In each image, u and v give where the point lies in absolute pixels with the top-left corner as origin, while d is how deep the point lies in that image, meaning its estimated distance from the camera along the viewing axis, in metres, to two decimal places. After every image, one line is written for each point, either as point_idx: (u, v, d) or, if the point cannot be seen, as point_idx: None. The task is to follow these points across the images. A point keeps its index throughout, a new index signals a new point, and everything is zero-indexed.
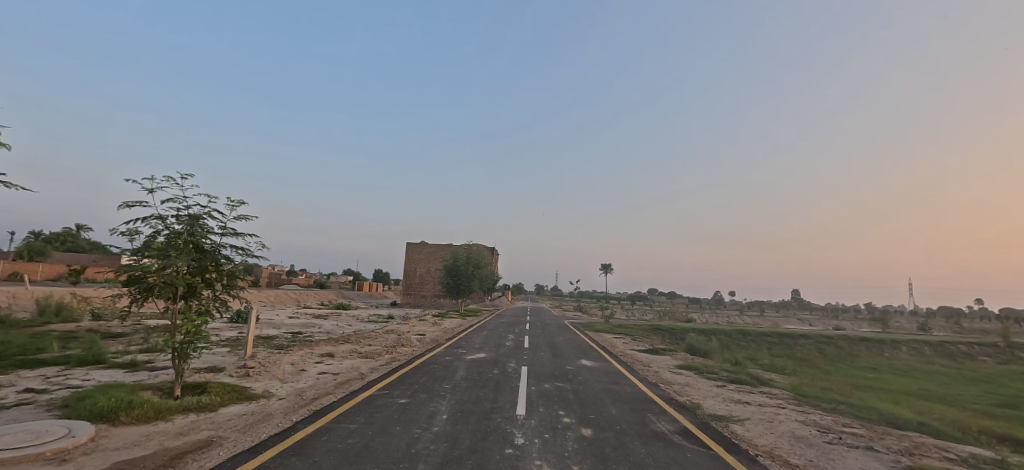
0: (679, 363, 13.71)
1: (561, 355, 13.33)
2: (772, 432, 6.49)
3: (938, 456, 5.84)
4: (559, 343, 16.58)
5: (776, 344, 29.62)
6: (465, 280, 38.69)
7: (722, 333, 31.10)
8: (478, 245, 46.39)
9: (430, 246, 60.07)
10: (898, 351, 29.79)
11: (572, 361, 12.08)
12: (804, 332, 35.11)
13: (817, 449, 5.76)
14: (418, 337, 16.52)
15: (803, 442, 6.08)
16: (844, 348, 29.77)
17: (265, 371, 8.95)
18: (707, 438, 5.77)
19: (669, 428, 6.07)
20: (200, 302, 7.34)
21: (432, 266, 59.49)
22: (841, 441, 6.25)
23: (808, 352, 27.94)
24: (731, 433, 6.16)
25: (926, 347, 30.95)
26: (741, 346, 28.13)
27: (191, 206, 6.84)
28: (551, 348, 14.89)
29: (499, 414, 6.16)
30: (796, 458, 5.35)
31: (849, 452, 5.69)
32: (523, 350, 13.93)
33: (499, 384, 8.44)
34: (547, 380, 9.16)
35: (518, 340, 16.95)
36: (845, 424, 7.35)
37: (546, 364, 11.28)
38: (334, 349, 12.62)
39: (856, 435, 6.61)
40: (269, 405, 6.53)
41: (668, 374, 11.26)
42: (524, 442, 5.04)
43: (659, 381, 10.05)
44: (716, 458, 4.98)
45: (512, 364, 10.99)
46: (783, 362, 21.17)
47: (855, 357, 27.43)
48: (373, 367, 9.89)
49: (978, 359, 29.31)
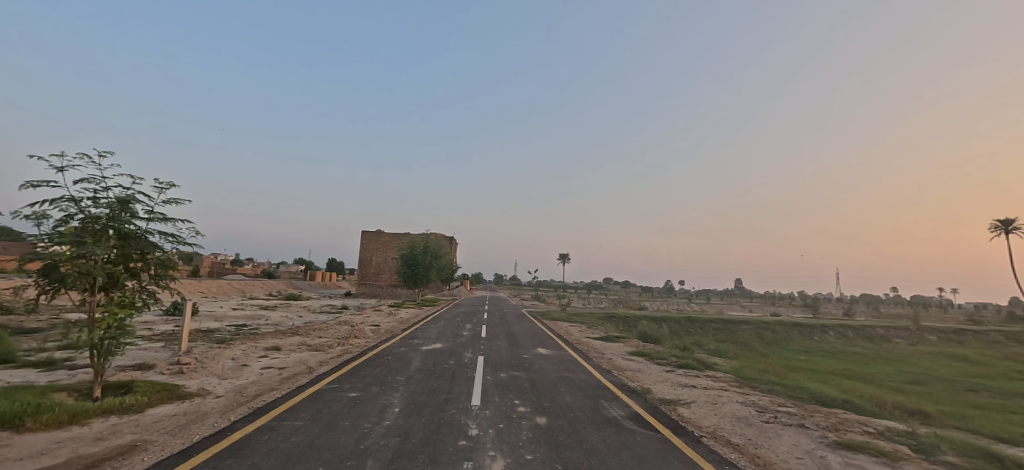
0: (632, 350, 14.18)
1: (518, 344, 13.39)
2: (716, 413, 6.84)
3: (859, 430, 6.37)
4: (516, 332, 16.79)
5: (720, 330, 31.44)
6: (422, 269, 37.95)
7: (671, 320, 32.69)
8: (436, 233, 45.74)
9: (386, 234, 58.58)
10: (826, 335, 32.57)
11: (529, 350, 12.14)
12: (745, 319, 37.50)
13: (756, 429, 6.10)
14: (373, 328, 16.08)
15: (743, 422, 6.43)
16: (780, 332, 32.18)
17: (201, 368, 8.34)
18: (656, 422, 5.98)
19: (620, 414, 6.24)
20: (123, 294, 6.70)
21: (388, 255, 58.02)
22: (776, 419, 6.67)
23: (748, 337, 29.95)
24: (678, 416, 6.42)
25: (849, 331, 33.97)
26: (689, 332, 29.60)
27: (110, 187, 6.19)
28: (508, 337, 14.96)
29: (453, 406, 6.06)
30: (737, 437, 5.64)
31: (782, 430, 6.08)
32: (480, 340, 13.87)
33: (455, 374, 8.34)
34: (503, 369, 9.18)
35: (475, 329, 16.95)
36: (780, 404, 7.87)
37: (503, 353, 11.26)
38: (281, 343, 11.99)
39: (790, 414, 7.09)
40: (204, 404, 6.08)
41: (621, 361, 11.60)
42: (478, 434, 4.98)
43: (612, 368, 10.33)
44: (664, 441, 5.17)
45: (468, 353, 10.94)
46: (725, 347, 22.50)
47: (788, 341, 29.63)
48: (323, 360, 9.44)
49: (892, 341, 32.62)
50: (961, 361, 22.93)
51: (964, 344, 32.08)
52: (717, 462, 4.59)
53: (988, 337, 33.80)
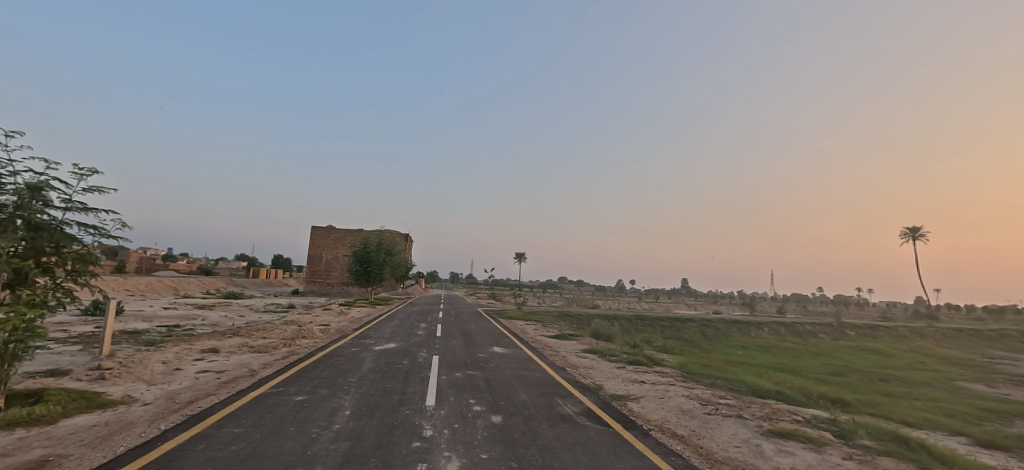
0: (585, 347, 14.52)
1: (474, 342, 13.36)
2: (663, 407, 7.16)
3: (790, 419, 6.90)
4: (472, 330, 16.73)
5: (667, 327, 32.96)
6: (375, 267, 36.87)
7: (623, 318, 33.87)
8: (390, 230, 44.62)
9: (338, 230, 56.33)
10: (762, 331, 35.02)
11: (484, 349, 12.12)
12: (691, 316, 39.54)
13: (699, 421, 6.44)
14: (323, 327, 15.43)
15: (688, 414, 6.77)
16: (721, 329, 34.22)
17: (126, 373, 7.63)
18: (608, 417, 6.16)
19: (574, 410, 6.38)
20: (33, 293, 6.00)
21: (340, 252, 55.83)
22: (717, 411, 7.09)
23: (693, 334, 31.61)
24: (629, 411, 6.66)
25: (782, 327, 36.73)
26: (639, 330, 30.78)
27: (18, 172, 5.52)
28: (464, 336, 14.88)
29: (407, 407, 5.94)
30: (682, 429, 5.93)
31: (723, 421, 6.47)
32: (436, 339, 13.69)
33: (409, 374, 8.18)
34: (458, 368, 9.11)
35: (430, 328, 16.73)
36: (721, 396, 8.37)
37: (458, 353, 11.17)
38: (220, 344, 11.22)
39: (730, 405, 7.55)
40: (130, 412, 5.57)
41: (574, 358, 11.87)
42: (432, 434, 4.91)
43: (566, 365, 10.54)
44: (614, 435, 5.34)
45: (423, 353, 10.76)
46: (672, 343, 23.60)
47: (729, 337, 31.58)
48: (267, 362, 8.93)
49: (818, 336, 35.63)
50: (874, 354, 25.42)
51: (878, 338, 35.62)
52: (664, 453, 4.80)
53: (897, 332, 37.72)
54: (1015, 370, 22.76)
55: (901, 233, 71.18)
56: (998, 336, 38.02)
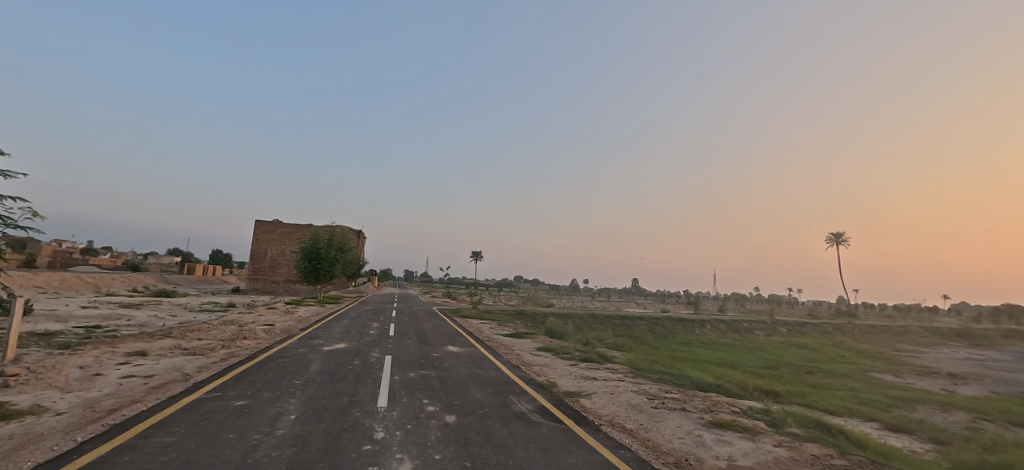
0: (539, 345, 14.71)
1: (428, 342, 13.16)
2: (613, 402, 7.40)
3: (728, 411, 7.35)
4: (427, 329, 16.47)
5: (618, 325, 34.11)
6: (325, 263, 35.38)
7: (576, 316, 34.66)
8: (342, 226, 42.99)
9: (285, 225, 53.49)
10: (704, 329, 37.08)
11: (439, 348, 11.95)
12: (640, 315, 41.16)
13: (646, 414, 6.71)
14: (266, 327, 14.60)
15: (636, 409, 7.04)
16: (668, 327, 35.88)
17: (35, 380, 6.83)
18: (560, 413, 6.28)
19: (528, 408, 6.45)
20: None
21: (286, 248, 53.05)
22: (663, 405, 7.42)
23: (641, 331, 32.92)
24: (581, 407, 6.83)
25: (722, 324, 39.09)
26: (591, 328, 31.63)
27: None
28: (418, 335, 14.63)
29: (357, 409, 5.75)
30: (631, 423, 6.16)
31: (668, 414, 6.79)
32: (388, 338, 13.35)
33: (360, 375, 7.92)
34: (412, 368, 8.94)
35: (383, 328, 16.28)
36: (667, 390, 8.77)
37: (412, 352, 10.95)
38: (148, 347, 10.31)
39: (675, 399, 7.93)
40: (39, 423, 4.99)
41: (528, 356, 11.99)
42: (384, 437, 4.78)
43: (521, 363, 10.62)
44: (567, 431, 5.45)
45: (374, 353, 10.45)
46: (622, 340, 24.43)
47: (674, 335, 33.18)
48: (203, 365, 8.32)
49: (754, 333, 38.25)
50: (802, 349, 27.65)
51: (805, 334, 38.79)
52: (614, 447, 4.96)
53: (821, 328, 41.23)
54: (918, 361, 25.59)
55: (826, 238, 77.94)
56: (904, 331, 42.58)
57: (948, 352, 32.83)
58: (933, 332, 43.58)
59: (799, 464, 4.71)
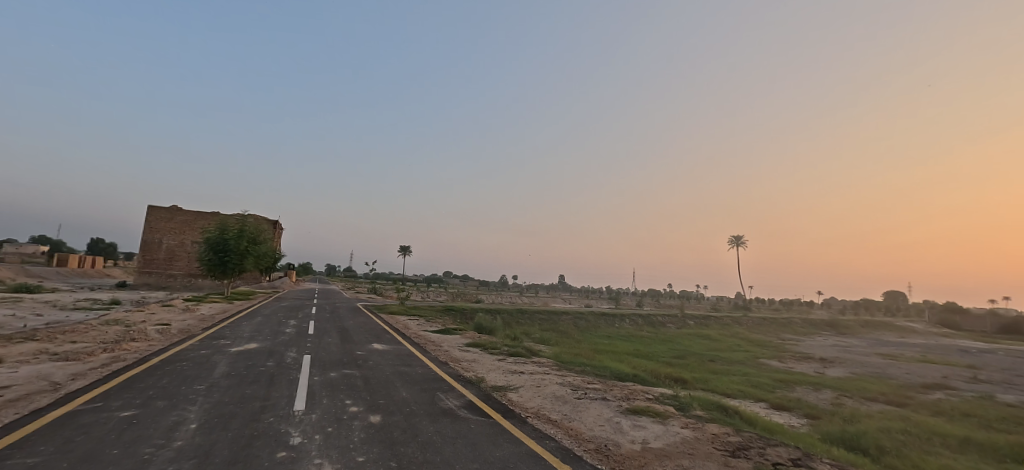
0: (468, 341, 14.69)
1: (351, 340, 12.55)
2: (539, 395, 7.63)
3: (643, 398, 7.94)
4: (350, 327, 15.68)
5: (545, 320, 35.16)
6: (233, 256, 32.13)
7: (505, 312, 35.10)
8: (255, 215, 39.33)
9: (185, 212, 47.70)
10: (624, 322, 39.55)
11: (363, 346, 11.45)
12: (566, 310, 42.79)
13: (570, 405, 7.02)
14: (160, 327, 12.92)
15: (560, 400, 7.33)
16: (591, 321, 37.72)
17: None
18: (488, 408, 6.36)
19: (456, 403, 6.44)
20: None
21: (187, 238, 47.38)
22: (586, 395, 7.81)
23: (567, 326, 34.27)
24: (508, 401, 6.97)
25: (640, 318, 41.98)
26: (519, 323, 32.26)
27: None
28: (340, 333, 13.90)
29: (271, 414, 5.34)
30: (556, 414, 6.41)
31: (589, 404, 7.17)
32: (307, 337, 12.52)
33: (274, 377, 7.34)
34: (333, 368, 8.49)
35: (301, 325, 15.22)
36: (589, 381, 9.25)
37: (333, 351, 10.37)
38: (1, 352, 8.63)
39: (596, 389, 8.39)
40: None
41: (457, 352, 11.93)
42: (301, 441, 4.50)
43: (449, 359, 10.55)
44: (494, 425, 5.53)
45: (291, 353, 9.74)
46: (549, 335, 25.26)
47: (596, 329, 35.01)
48: (78, 373, 7.16)
49: (666, 325, 41.59)
50: (706, 339, 30.57)
51: (708, 326, 43.02)
52: (539, 438, 5.14)
53: (722, 321, 45.94)
54: (797, 348, 29.55)
55: (728, 240, 86.88)
56: (787, 323, 48.87)
57: (820, 340, 38.30)
58: (809, 323, 50.56)
59: (702, 442, 5.23)
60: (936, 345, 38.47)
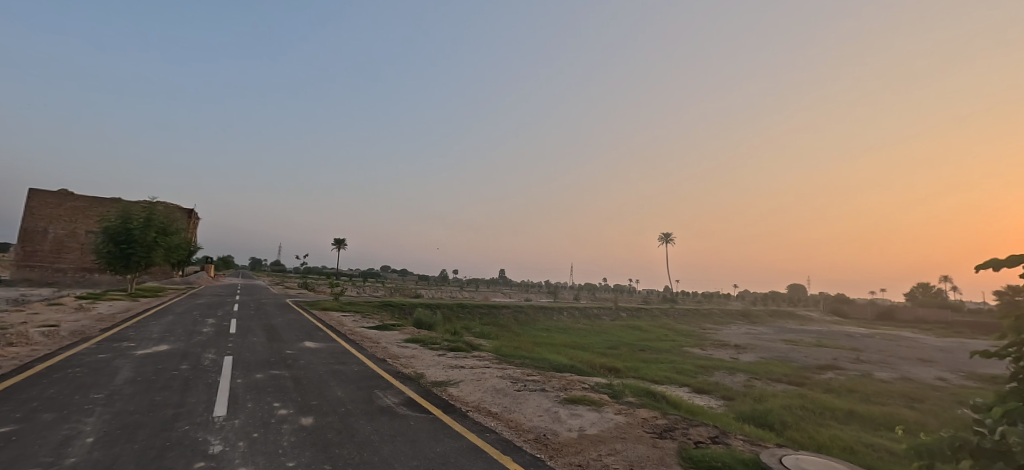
0: (407, 337, 14.35)
1: (280, 338, 11.76)
2: (480, 388, 7.66)
3: (580, 387, 8.26)
4: (278, 324, 14.67)
5: (486, 314, 35.30)
6: (138, 248, 28.65)
7: (445, 306, 34.72)
8: (166, 203, 35.39)
9: (76, 197, 41.81)
10: (561, 315, 40.81)
11: (293, 345, 10.77)
12: (506, 304, 43.23)
13: (510, 397, 7.13)
14: (44, 330, 11.21)
15: (500, 393, 7.42)
16: (530, 314, 38.49)
17: None
18: (428, 403, 6.28)
19: (395, 401, 6.28)
20: None
21: (79, 227, 41.62)
22: (525, 387, 7.96)
23: (507, 320, 34.66)
24: (448, 395, 6.93)
25: (577, 311, 43.54)
26: (459, 318, 32.09)
27: None
28: (267, 331, 12.96)
29: (186, 422, 4.87)
30: (496, 407, 6.48)
31: (529, 395, 7.32)
32: (229, 336, 11.54)
33: (189, 381, 6.69)
34: (260, 369, 7.92)
35: (221, 324, 13.97)
36: (528, 373, 9.43)
37: (259, 351, 9.65)
38: None
39: (535, 381, 8.58)
40: None
41: (395, 348, 11.62)
42: (222, 450, 4.16)
43: (387, 356, 10.24)
44: (435, 420, 5.48)
45: (210, 354, 8.92)
46: (489, 329, 25.39)
47: (535, 322, 35.74)
48: None
49: (601, 317, 43.52)
50: (637, 330, 32.41)
51: (639, 318, 45.65)
52: (480, 431, 5.17)
53: (651, 312, 48.98)
54: (715, 337, 32.25)
55: (659, 237, 92.51)
56: (707, 313, 53.20)
57: (734, 329, 42.19)
58: (726, 313, 55.34)
59: (633, 426, 5.56)
60: (827, 331, 43.88)
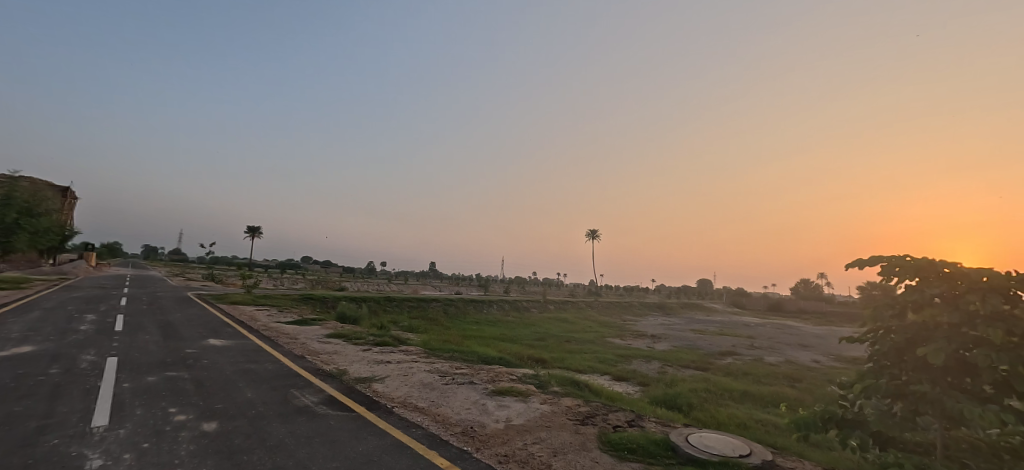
0: (329, 332, 13.58)
1: (179, 335, 10.53)
2: (406, 383, 7.47)
3: (508, 379, 8.40)
4: (176, 320, 13.12)
5: (414, 308, 34.58)
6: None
7: (371, 300, 33.44)
8: (30, 180, 29.90)
9: None
10: (491, 308, 41.23)
11: (195, 343, 9.70)
12: (436, 297, 42.71)
13: (437, 391, 7.06)
14: None
15: (428, 387, 7.31)
16: (460, 307, 38.38)
17: None
18: (350, 401, 6.00)
19: (313, 400, 5.91)
20: None
21: None
22: (453, 380, 7.92)
23: (436, 313, 34.24)
24: (373, 392, 6.67)
25: (506, 304, 44.26)
26: (387, 311, 31.12)
27: None
28: (164, 328, 11.54)
29: (56, 435, 4.19)
30: (423, 401, 6.37)
31: (457, 388, 7.29)
32: (115, 335, 10.11)
33: (61, 388, 5.76)
34: (154, 370, 7.03)
35: (103, 320, 12.18)
36: (457, 367, 9.38)
37: (153, 351, 8.56)
38: None
39: (464, 374, 8.56)
40: None
41: (315, 344, 10.91)
42: (103, 464, 3.64)
43: (306, 353, 9.62)
44: (357, 419, 5.25)
45: (88, 356, 7.74)
46: (418, 322, 24.91)
47: (465, 315, 35.77)
48: None
49: (529, 310, 44.67)
50: (563, 322, 33.70)
51: (565, 310, 47.59)
52: (406, 427, 5.04)
53: (577, 305, 51.23)
54: (633, 327, 34.59)
55: (586, 233, 96.71)
56: (627, 305, 56.85)
57: (651, 320, 45.56)
58: (643, 305, 59.53)
59: (557, 414, 5.77)
60: (728, 321, 48.98)
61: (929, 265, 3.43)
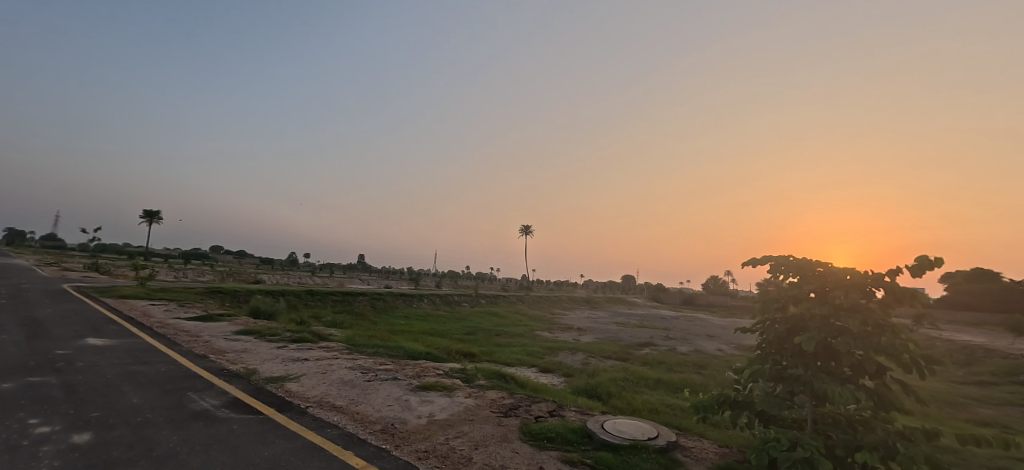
0: (238, 328, 12.41)
1: (46, 335, 8.99)
2: (324, 382, 7.06)
3: (434, 374, 8.26)
4: (44, 317, 11.19)
5: (339, 302, 32.81)
6: None
7: (290, 293, 31.18)
8: None
9: None
10: (421, 302, 40.37)
11: (68, 343, 8.36)
12: (363, 291, 40.90)
13: (358, 389, 6.76)
14: None
15: (348, 385, 6.97)
16: (389, 302, 37.11)
17: None
18: (258, 402, 5.54)
19: (214, 403, 5.37)
20: None
21: None
22: (376, 377, 7.63)
23: (362, 307, 32.76)
24: (285, 392, 6.21)
25: (437, 298, 43.58)
26: (307, 306, 29.14)
27: None
28: (26, 326, 9.78)
29: None
30: (341, 400, 6.06)
31: (379, 385, 7.03)
32: None
33: None
34: (8, 376, 5.93)
35: None
36: (381, 363, 9.05)
37: (9, 353, 7.23)
38: None
39: (388, 370, 8.28)
40: None
41: (220, 343, 9.91)
42: None
43: (209, 352, 8.70)
44: (265, 421, 4.86)
45: None
46: (341, 318, 23.65)
47: (394, 310, 34.62)
48: None
49: (460, 304, 44.39)
50: (494, 316, 33.94)
51: (496, 304, 47.98)
52: (320, 427, 4.76)
53: (508, 299, 51.90)
54: (561, 321, 35.79)
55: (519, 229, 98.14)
56: (556, 299, 58.69)
57: (577, 313, 47.50)
58: (572, 300, 61.86)
59: (481, 408, 5.79)
60: (647, 314, 52.53)
61: (807, 265, 3.90)
